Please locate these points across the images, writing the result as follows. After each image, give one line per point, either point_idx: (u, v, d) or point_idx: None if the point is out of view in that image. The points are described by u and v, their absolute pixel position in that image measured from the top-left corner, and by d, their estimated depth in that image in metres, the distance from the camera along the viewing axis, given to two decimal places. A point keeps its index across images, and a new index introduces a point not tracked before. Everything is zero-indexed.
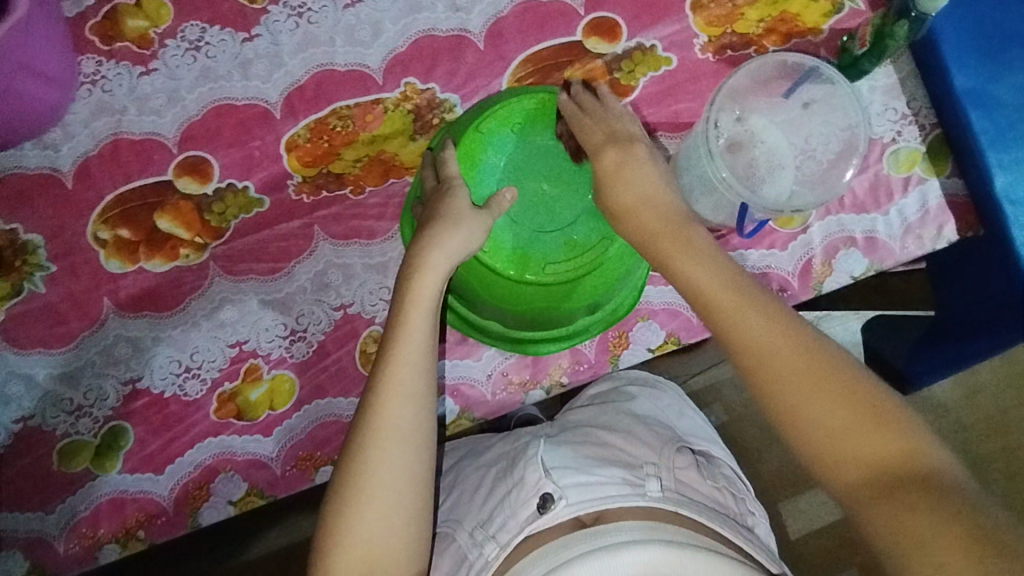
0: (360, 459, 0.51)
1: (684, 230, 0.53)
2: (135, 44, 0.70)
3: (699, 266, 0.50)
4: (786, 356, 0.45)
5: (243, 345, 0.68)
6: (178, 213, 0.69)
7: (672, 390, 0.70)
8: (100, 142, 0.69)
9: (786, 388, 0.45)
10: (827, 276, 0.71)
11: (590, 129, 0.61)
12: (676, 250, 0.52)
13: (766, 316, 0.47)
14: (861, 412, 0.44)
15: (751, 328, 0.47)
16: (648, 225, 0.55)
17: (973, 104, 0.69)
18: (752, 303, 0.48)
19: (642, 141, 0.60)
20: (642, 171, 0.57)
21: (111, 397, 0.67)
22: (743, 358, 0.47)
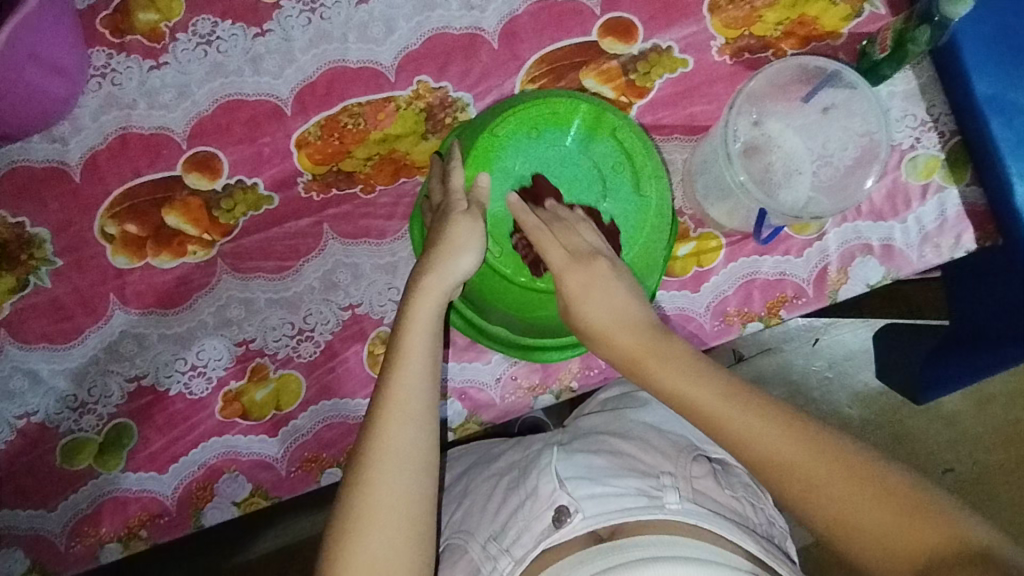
0: (361, 483, 0.50)
1: (666, 343, 0.53)
2: (145, 38, 0.69)
3: (690, 382, 0.51)
4: (747, 425, 0.48)
5: (250, 344, 0.67)
6: (186, 209, 0.68)
7: None
8: (109, 137, 0.68)
9: (804, 492, 0.45)
10: (843, 284, 0.70)
11: (551, 247, 0.58)
12: (649, 360, 0.53)
13: (720, 395, 0.49)
14: (881, 501, 0.43)
15: (753, 440, 0.47)
16: (632, 341, 0.54)
17: (996, 111, 0.67)
18: (743, 407, 0.48)
19: (604, 255, 0.59)
20: (612, 292, 0.56)
21: (116, 394, 0.67)
22: (751, 461, 0.48)
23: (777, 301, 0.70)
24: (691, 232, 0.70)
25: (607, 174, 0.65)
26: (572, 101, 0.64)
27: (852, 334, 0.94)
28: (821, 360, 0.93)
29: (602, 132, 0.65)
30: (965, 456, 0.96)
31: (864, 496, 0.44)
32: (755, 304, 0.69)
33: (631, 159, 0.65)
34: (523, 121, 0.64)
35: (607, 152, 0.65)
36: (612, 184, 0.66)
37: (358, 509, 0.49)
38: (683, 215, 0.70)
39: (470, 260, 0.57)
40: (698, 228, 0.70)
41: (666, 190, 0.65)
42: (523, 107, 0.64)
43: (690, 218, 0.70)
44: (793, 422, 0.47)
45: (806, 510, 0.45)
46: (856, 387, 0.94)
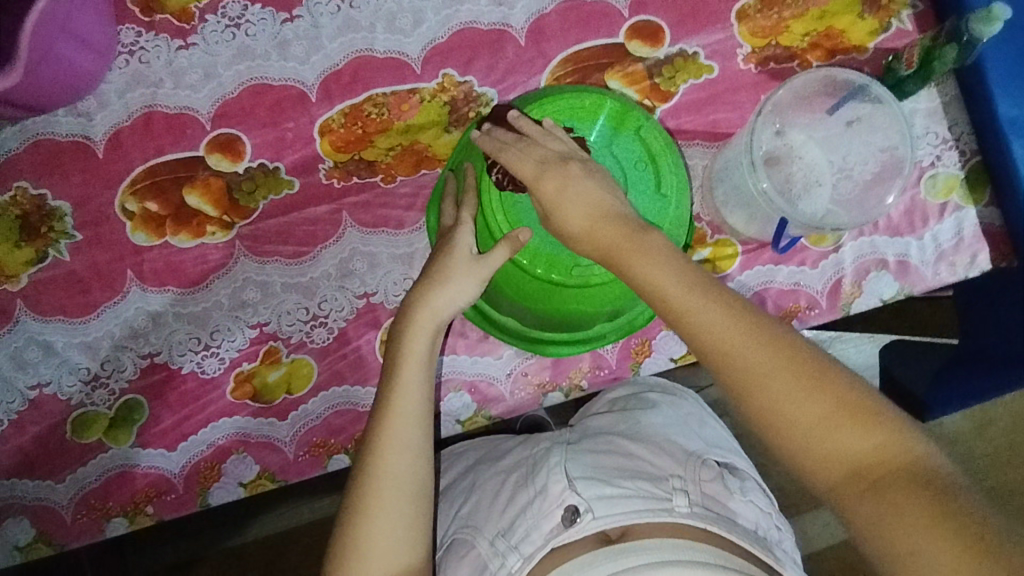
0: (356, 519, 0.52)
1: (642, 236, 0.53)
2: (175, 18, 0.69)
3: (665, 275, 0.50)
4: (721, 328, 0.48)
5: (263, 327, 0.68)
6: (207, 189, 0.69)
7: (691, 397, 0.69)
8: (134, 114, 0.69)
9: (763, 390, 0.46)
10: (856, 298, 0.70)
11: (518, 163, 0.58)
12: (627, 253, 0.52)
13: (696, 292, 0.49)
14: (832, 404, 0.45)
15: (716, 332, 0.48)
16: (607, 238, 0.54)
17: (1016, 133, 0.67)
18: (712, 300, 0.49)
19: (574, 158, 0.58)
20: (581, 187, 0.56)
21: (128, 370, 0.67)
22: (715, 355, 0.48)
23: (790, 311, 0.70)
24: (707, 238, 0.70)
25: (628, 170, 0.64)
26: (596, 95, 0.65)
27: None
28: None
29: (626, 130, 0.65)
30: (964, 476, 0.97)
31: (817, 398, 0.45)
32: (768, 313, 0.70)
33: (653, 154, 0.65)
34: (546, 112, 0.64)
35: (630, 147, 0.65)
36: (634, 177, 0.64)
37: (353, 544, 0.51)
38: (700, 221, 0.70)
39: (466, 299, 0.58)
40: (715, 235, 0.70)
41: (687, 192, 0.65)
42: (546, 99, 0.65)
43: (707, 225, 0.70)
44: (759, 319, 0.48)
45: (755, 404, 0.47)
46: None
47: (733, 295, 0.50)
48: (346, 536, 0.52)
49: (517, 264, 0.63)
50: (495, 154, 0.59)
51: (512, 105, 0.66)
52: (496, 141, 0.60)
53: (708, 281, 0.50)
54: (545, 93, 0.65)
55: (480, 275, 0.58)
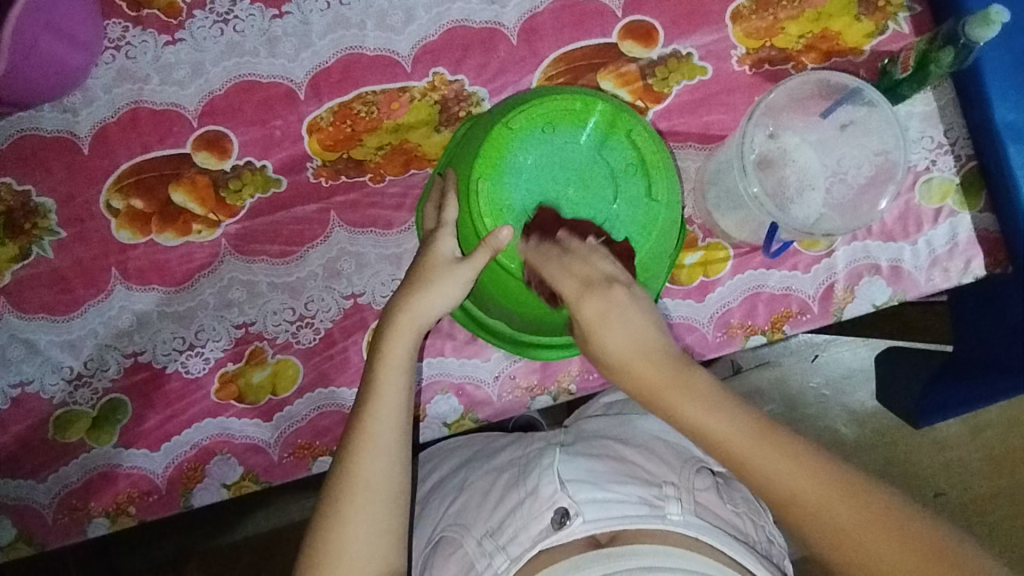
0: (333, 522, 0.51)
1: (691, 375, 0.52)
2: (162, 13, 0.68)
3: (709, 415, 0.51)
4: (799, 487, 0.49)
5: (249, 327, 0.67)
6: (193, 187, 0.68)
7: None
8: (120, 110, 0.68)
9: (837, 537, 0.48)
10: (848, 303, 0.69)
11: (558, 277, 0.56)
12: (675, 396, 0.52)
13: (762, 446, 0.50)
14: (909, 548, 0.47)
15: (768, 470, 0.49)
16: (653, 374, 0.53)
17: (1013, 138, 0.66)
18: (772, 448, 0.50)
19: (619, 280, 0.55)
20: (629, 318, 0.54)
21: (112, 369, 0.66)
22: (776, 502, 0.50)
23: (781, 316, 0.69)
24: (698, 241, 0.69)
25: (620, 177, 0.64)
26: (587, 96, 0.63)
27: (851, 353, 0.93)
28: (819, 376, 0.93)
29: (617, 133, 0.64)
30: (958, 483, 0.96)
31: (883, 539, 0.47)
32: (759, 318, 0.69)
33: (645, 158, 0.64)
34: (537, 113, 0.63)
35: (619, 152, 0.64)
36: (622, 182, 0.64)
37: (331, 550, 0.51)
38: (692, 224, 0.70)
39: (450, 300, 0.58)
40: (707, 238, 0.69)
41: (678, 198, 0.64)
42: (537, 101, 0.63)
43: (699, 228, 0.69)
44: (814, 457, 0.50)
45: (818, 540, 0.49)
46: (851, 406, 0.94)
47: (782, 430, 0.51)
48: (322, 541, 0.51)
49: (499, 264, 0.61)
50: (540, 266, 0.58)
51: (502, 107, 0.65)
52: (551, 249, 0.58)
53: (772, 427, 0.51)
54: (536, 94, 0.64)
55: (461, 276, 0.58)
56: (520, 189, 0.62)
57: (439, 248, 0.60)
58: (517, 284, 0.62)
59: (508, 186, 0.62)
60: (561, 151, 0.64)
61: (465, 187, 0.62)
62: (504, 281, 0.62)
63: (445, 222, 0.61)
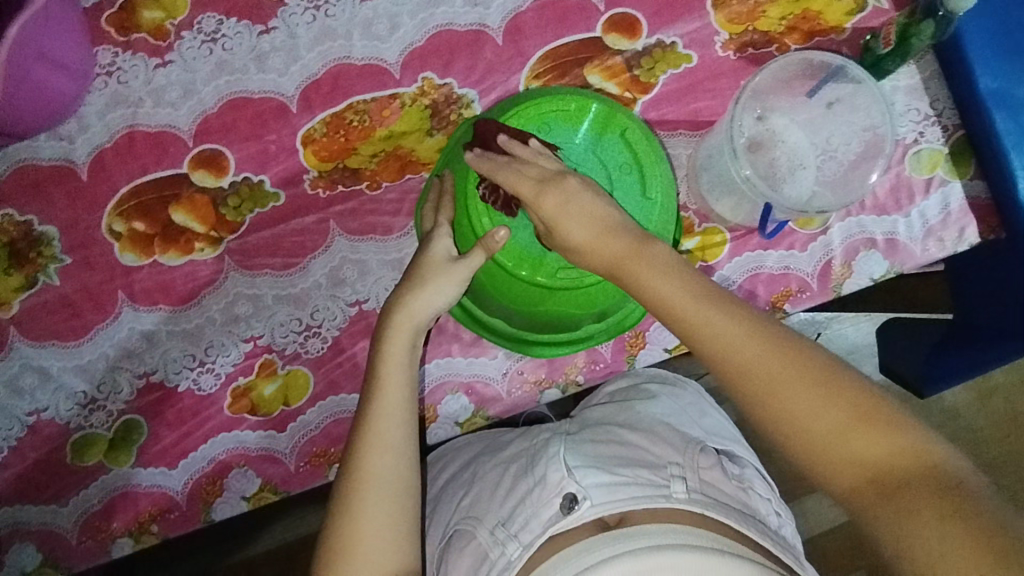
0: (346, 517, 0.52)
1: (648, 248, 0.53)
2: (151, 36, 0.69)
3: (669, 283, 0.51)
4: (736, 339, 0.48)
5: (257, 340, 0.68)
6: (193, 206, 0.69)
7: (691, 388, 0.69)
8: (115, 134, 0.68)
9: (767, 386, 0.47)
10: (847, 278, 0.70)
11: (515, 179, 0.57)
12: (634, 265, 0.52)
13: (710, 302, 0.50)
14: (838, 405, 0.45)
15: (728, 339, 0.48)
16: (611, 251, 0.54)
17: (999, 105, 0.67)
18: (714, 305, 0.49)
19: (571, 173, 0.57)
20: (584, 203, 0.55)
21: (125, 390, 0.67)
22: (712, 359, 0.49)
23: (782, 295, 0.70)
24: (695, 227, 0.70)
25: (615, 175, 0.64)
26: (576, 94, 0.64)
27: (854, 328, 0.92)
28: None
29: (612, 132, 0.65)
30: (967, 449, 0.97)
31: (829, 404, 0.45)
32: (760, 298, 0.70)
33: (638, 155, 0.64)
34: (526, 112, 0.64)
35: (613, 150, 0.65)
36: (616, 179, 0.64)
37: (341, 550, 0.51)
38: (687, 211, 0.70)
39: (446, 298, 0.59)
40: (703, 223, 0.70)
41: (673, 194, 0.64)
42: (527, 101, 0.64)
43: (694, 214, 0.70)
44: (780, 337, 0.48)
45: (768, 414, 0.46)
46: None
47: (731, 297, 0.50)
48: (331, 540, 0.52)
49: (499, 265, 0.62)
50: (491, 173, 0.59)
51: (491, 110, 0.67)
52: (490, 162, 0.59)
53: (717, 292, 0.50)
54: (525, 95, 0.65)
55: (457, 274, 0.59)
56: None
57: (431, 248, 0.61)
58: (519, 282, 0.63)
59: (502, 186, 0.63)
60: (552, 150, 0.65)
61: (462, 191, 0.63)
62: (506, 280, 0.63)
63: (439, 225, 0.62)
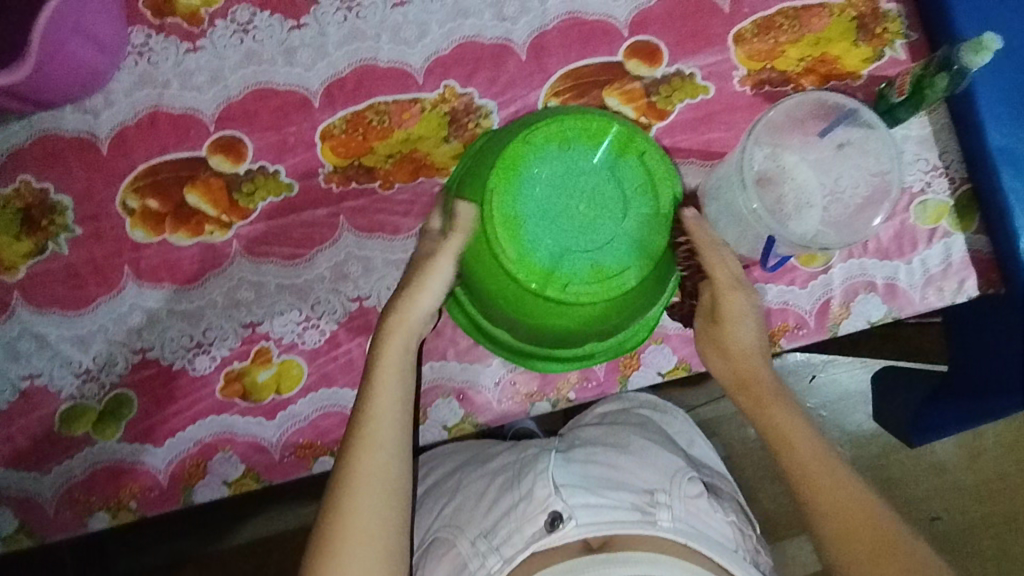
0: (334, 516, 0.53)
1: (783, 397, 0.64)
2: (185, 22, 0.71)
3: (795, 431, 0.62)
4: (828, 493, 0.58)
5: (256, 327, 0.68)
6: (208, 189, 0.70)
7: (682, 416, 0.71)
8: (139, 113, 0.70)
9: (843, 541, 0.57)
10: (844, 319, 0.71)
11: (718, 266, 0.63)
12: (763, 404, 0.63)
13: (821, 461, 0.60)
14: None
15: (827, 494, 0.58)
16: (749, 378, 0.64)
17: (1007, 163, 0.68)
18: (829, 468, 0.59)
19: (743, 289, 0.64)
20: (746, 327, 0.64)
21: (120, 364, 0.67)
22: (812, 511, 0.59)
23: (778, 329, 0.71)
24: None
25: (630, 196, 0.63)
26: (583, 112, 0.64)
27: (847, 375, 1.02)
28: (816, 398, 1.02)
29: (629, 154, 0.64)
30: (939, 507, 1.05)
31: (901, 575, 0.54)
32: None
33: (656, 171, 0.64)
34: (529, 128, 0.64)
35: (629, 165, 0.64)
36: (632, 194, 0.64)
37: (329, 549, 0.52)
38: None
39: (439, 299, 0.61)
40: None
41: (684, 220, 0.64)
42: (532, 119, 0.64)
43: None
44: (873, 501, 0.58)
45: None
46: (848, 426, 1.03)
47: (847, 467, 0.60)
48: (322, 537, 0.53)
49: (509, 275, 0.61)
50: (703, 245, 0.63)
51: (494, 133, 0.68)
52: (705, 234, 0.63)
53: (839, 461, 0.60)
54: (531, 117, 0.65)
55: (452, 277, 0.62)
56: (532, 199, 0.62)
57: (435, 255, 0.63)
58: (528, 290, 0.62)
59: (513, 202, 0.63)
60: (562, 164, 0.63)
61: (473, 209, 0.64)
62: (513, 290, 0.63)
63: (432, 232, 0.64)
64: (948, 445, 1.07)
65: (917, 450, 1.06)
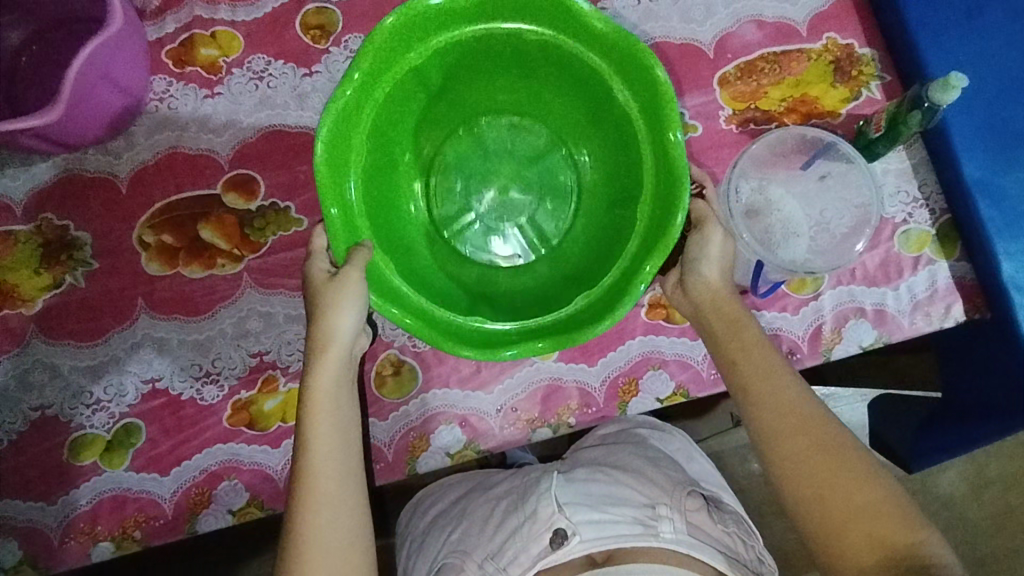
0: (297, 521, 0.56)
1: (745, 325, 0.62)
2: (204, 70, 0.75)
3: (750, 351, 0.61)
4: (772, 397, 0.59)
5: (263, 356, 0.70)
6: (220, 225, 0.73)
7: (680, 433, 0.72)
8: (158, 154, 0.74)
9: (781, 436, 0.57)
10: (836, 344, 0.73)
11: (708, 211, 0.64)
12: (722, 324, 0.62)
13: (768, 372, 0.60)
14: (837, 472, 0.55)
15: (774, 403, 0.58)
16: (728, 311, 0.62)
17: (982, 194, 0.72)
18: (778, 381, 0.59)
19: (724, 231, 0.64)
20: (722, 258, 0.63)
21: (130, 394, 0.69)
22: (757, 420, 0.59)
23: None
24: None
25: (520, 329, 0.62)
26: (409, 61, 0.64)
27: None
28: None
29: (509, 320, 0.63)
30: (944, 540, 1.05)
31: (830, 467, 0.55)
32: None
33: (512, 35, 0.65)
34: (372, 132, 0.65)
35: (482, 64, 0.69)
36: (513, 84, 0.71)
37: None
38: None
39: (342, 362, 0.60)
40: None
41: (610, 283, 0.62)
42: (369, 103, 0.64)
43: None
44: (814, 404, 0.58)
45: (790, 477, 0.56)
46: None
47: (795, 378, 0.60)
48: None
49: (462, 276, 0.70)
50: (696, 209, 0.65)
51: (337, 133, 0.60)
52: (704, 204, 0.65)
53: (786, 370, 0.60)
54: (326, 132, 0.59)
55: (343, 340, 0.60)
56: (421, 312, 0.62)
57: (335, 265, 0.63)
58: (501, 251, 0.74)
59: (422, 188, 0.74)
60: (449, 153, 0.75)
61: (404, 242, 0.69)
62: (497, 221, 0.75)
63: (315, 248, 0.64)
64: (952, 478, 1.07)
65: (919, 482, 1.06)
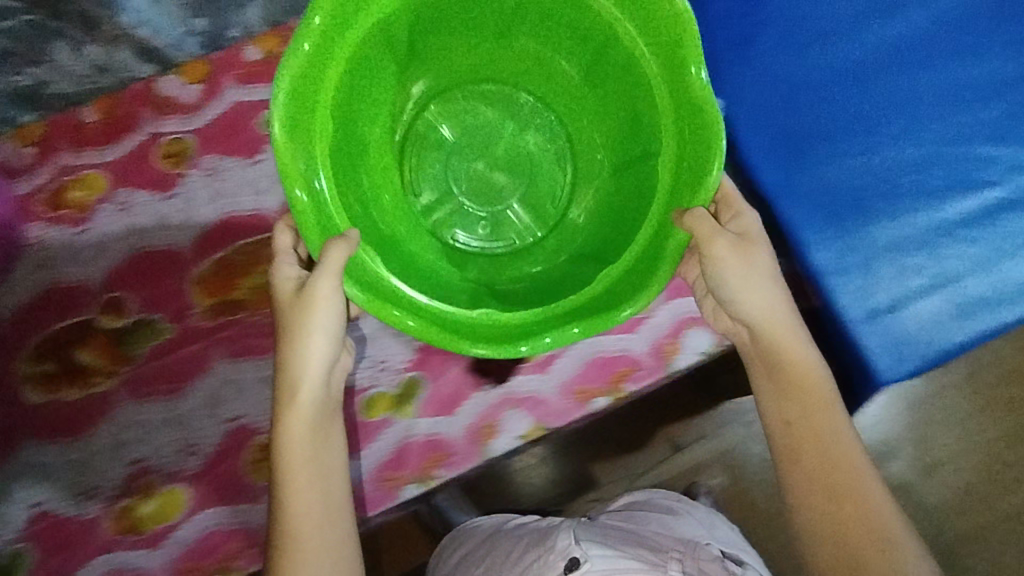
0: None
1: (777, 325, 0.64)
2: (74, 211, 0.82)
3: (777, 340, 0.64)
4: (806, 387, 0.63)
5: (139, 463, 0.76)
6: (95, 346, 0.78)
7: (705, 508, 0.79)
8: (34, 292, 0.80)
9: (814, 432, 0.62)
10: (677, 355, 0.77)
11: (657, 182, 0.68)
12: (758, 325, 0.64)
13: (796, 366, 0.63)
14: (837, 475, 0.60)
15: (806, 394, 0.63)
16: (761, 315, 0.64)
17: (782, 196, 0.79)
18: (806, 377, 0.63)
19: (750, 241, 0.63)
20: (757, 261, 0.63)
21: (14, 521, 0.74)
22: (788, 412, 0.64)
23: (619, 375, 0.76)
24: None
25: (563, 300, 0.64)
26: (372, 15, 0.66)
27: None
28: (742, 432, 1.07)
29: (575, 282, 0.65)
30: None
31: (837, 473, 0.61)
32: (599, 380, 0.76)
33: None
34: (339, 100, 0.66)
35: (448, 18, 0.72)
36: (474, 44, 0.76)
37: None
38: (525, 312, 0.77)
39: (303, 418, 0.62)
40: None
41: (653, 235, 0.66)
42: (333, 60, 0.64)
43: None
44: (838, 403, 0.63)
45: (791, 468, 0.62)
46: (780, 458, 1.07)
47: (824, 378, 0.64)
48: None
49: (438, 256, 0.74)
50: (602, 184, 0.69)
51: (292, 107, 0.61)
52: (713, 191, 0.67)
53: (820, 369, 0.64)
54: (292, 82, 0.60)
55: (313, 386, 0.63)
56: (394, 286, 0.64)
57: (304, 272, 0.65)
58: (469, 222, 0.79)
59: (391, 177, 0.77)
60: (421, 126, 0.79)
61: (390, 231, 0.73)
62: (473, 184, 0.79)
63: (280, 245, 0.66)
64: (903, 465, 1.07)
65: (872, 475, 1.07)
